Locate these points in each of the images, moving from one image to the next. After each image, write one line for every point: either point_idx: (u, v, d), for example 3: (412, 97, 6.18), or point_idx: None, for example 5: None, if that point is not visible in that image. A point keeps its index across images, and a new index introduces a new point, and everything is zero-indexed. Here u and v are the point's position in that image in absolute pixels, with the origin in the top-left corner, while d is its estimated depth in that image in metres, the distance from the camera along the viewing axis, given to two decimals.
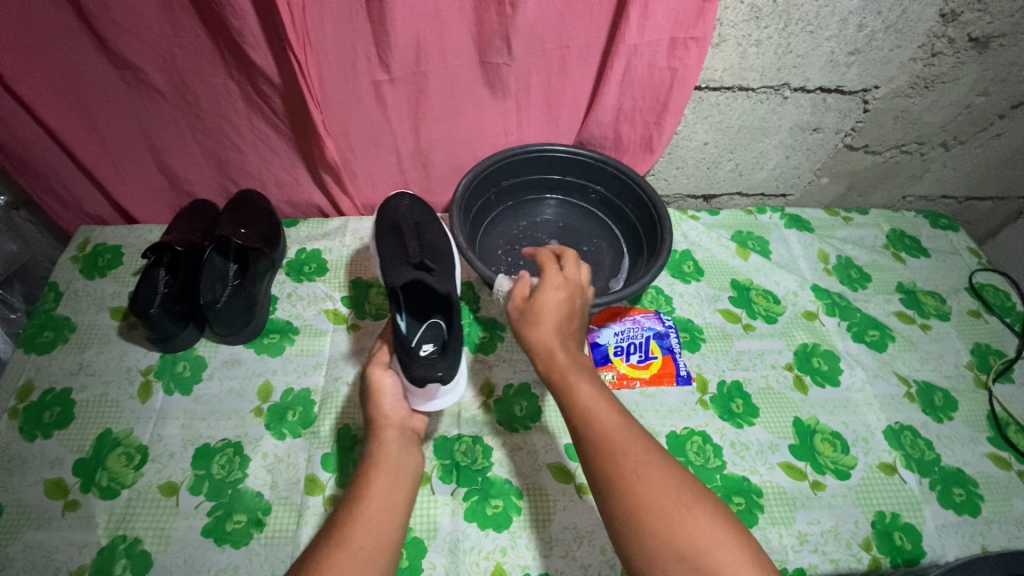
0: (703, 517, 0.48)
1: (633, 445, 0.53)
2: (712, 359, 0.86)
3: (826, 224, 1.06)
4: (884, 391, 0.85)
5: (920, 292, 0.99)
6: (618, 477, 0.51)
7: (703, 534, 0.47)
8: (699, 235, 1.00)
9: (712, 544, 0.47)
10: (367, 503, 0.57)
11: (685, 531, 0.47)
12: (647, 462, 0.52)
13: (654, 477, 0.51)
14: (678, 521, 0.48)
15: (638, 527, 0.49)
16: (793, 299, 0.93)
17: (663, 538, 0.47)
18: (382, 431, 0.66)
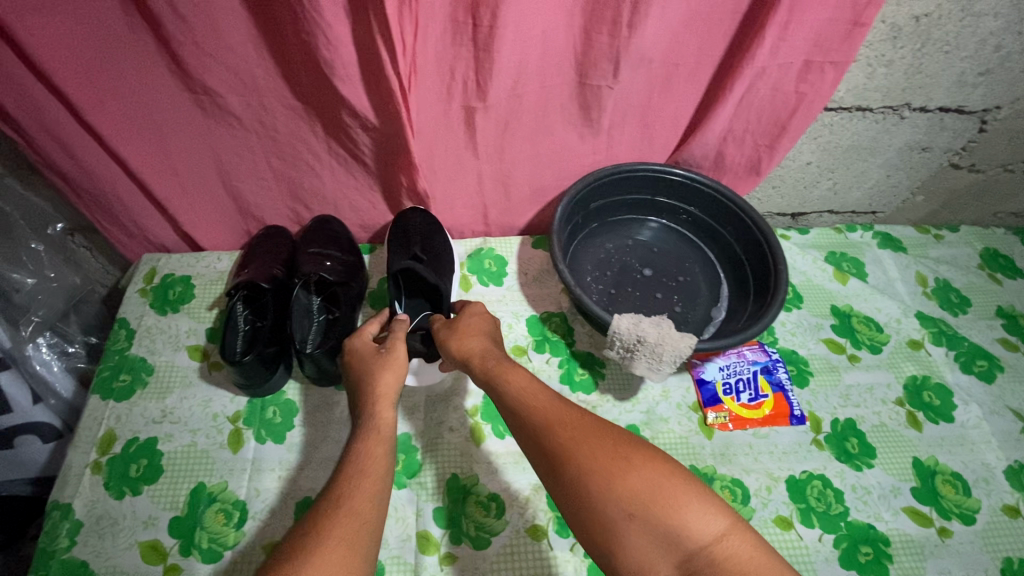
0: (647, 465, 0.50)
1: (569, 415, 0.55)
2: (822, 395, 0.82)
3: (917, 243, 1.02)
4: (999, 427, 0.82)
5: (1022, 316, 0.95)
6: (557, 445, 0.53)
7: (649, 479, 0.49)
8: (795, 257, 0.97)
9: (654, 487, 0.49)
10: (357, 472, 0.55)
11: (629, 485, 0.49)
12: (585, 426, 0.54)
13: (590, 439, 0.53)
14: (622, 476, 0.49)
15: (581, 488, 0.50)
16: (895, 327, 0.90)
17: (608, 493, 0.49)
18: (384, 396, 0.63)
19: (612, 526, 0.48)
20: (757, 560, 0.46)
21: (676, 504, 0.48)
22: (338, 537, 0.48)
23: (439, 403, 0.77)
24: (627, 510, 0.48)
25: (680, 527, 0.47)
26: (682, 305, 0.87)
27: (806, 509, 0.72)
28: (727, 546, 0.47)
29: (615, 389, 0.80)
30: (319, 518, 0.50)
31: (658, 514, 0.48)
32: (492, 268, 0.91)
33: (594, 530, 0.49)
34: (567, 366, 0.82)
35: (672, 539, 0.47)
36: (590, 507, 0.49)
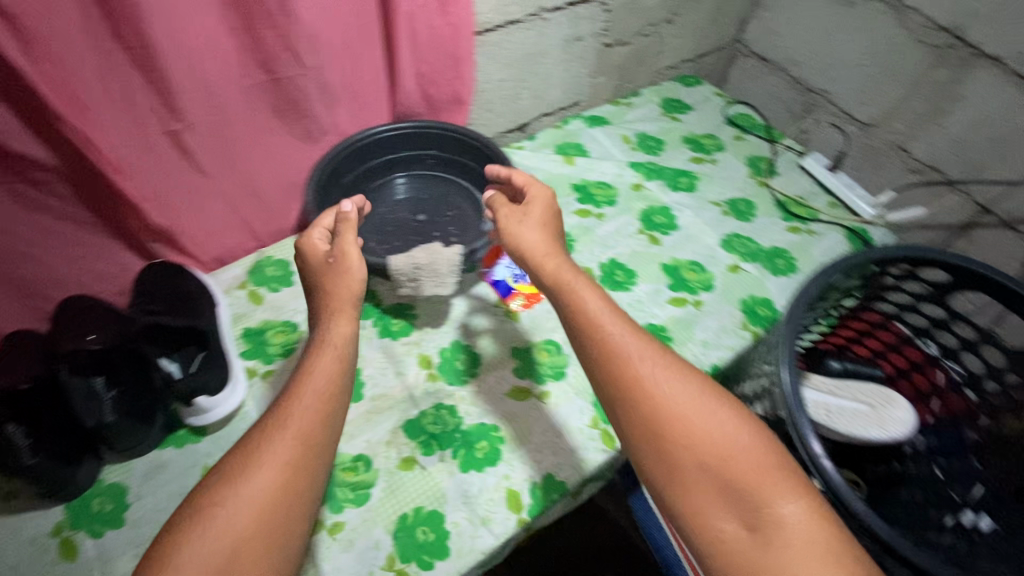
0: (719, 424, 0.56)
1: (671, 364, 0.60)
2: (587, 252, 1.01)
3: (616, 114, 1.27)
4: (708, 216, 1.07)
5: (699, 137, 1.24)
6: (642, 384, 0.58)
7: (726, 440, 0.55)
8: (532, 160, 1.13)
9: (731, 443, 0.55)
10: (302, 390, 0.59)
11: (710, 446, 0.54)
12: (673, 374, 0.59)
13: (674, 387, 0.58)
14: (687, 420, 0.56)
15: (653, 423, 0.56)
16: (620, 180, 1.12)
17: (683, 439, 0.55)
18: (341, 310, 0.65)
19: (679, 465, 0.54)
20: (812, 520, 0.51)
21: (752, 475, 0.53)
22: (281, 455, 0.54)
23: None
24: (701, 458, 0.54)
25: (754, 486, 0.52)
26: (457, 232, 0.98)
27: None
28: (789, 509, 0.51)
29: (428, 321, 0.89)
30: (260, 443, 0.55)
31: (726, 462, 0.54)
32: (278, 273, 0.92)
33: (661, 468, 0.55)
34: (380, 325, 0.88)
35: (734, 488, 0.53)
36: (648, 424, 0.57)
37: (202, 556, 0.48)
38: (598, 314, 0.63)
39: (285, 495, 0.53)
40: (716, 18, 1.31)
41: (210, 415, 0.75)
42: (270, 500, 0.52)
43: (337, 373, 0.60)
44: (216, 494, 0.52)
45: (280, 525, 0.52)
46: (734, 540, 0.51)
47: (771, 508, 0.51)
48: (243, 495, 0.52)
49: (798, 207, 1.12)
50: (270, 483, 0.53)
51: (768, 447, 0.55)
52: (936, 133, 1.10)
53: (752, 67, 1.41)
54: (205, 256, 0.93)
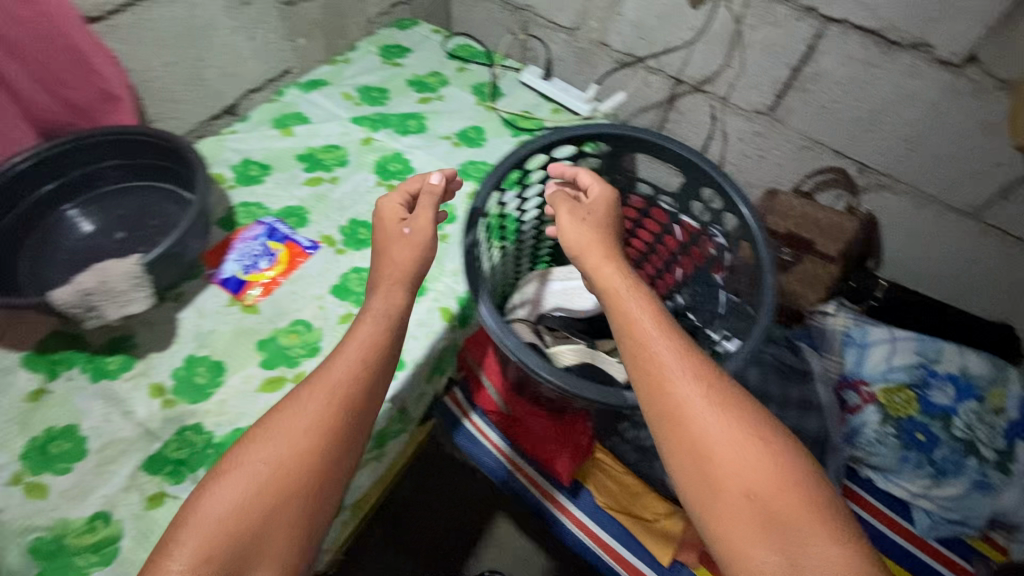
0: (770, 463, 0.51)
1: (704, 377, 0.57)
2: (325, 219, 0.97)
3: (334, 74, 1.22)
4: (439, 152, 1.09)
5: (423, 77, 1.24)
6: (683, 405, 0.55)
7: (767, 473, 0.51)
8: (246, 141, 1.06)
9: (772, 476, 0.51)
10: (340, 354, 0.62)
11: (745, 469, 0.51)
12: (713, 395, 0.56)
13: (719, 419, 0.54)
14: (729, 452, 0.52)
15: (688, 439, 0.54)
16: (346, 138, 1.09)
17: (724, 462, 0.52)
18: (381, 285, 0.70)
19: (718, 487, 0.52)
20: (847, 561, 0.46)
21: (790, 508, 0.49)
22: (306, 427, 0.56)
23: None
24: (745, 487, 0.50)
25: (793, 521, 0.48)
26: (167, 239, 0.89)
27: (354, 296, 0.88)
28: (818, 549, 0.47)
29: (153, 345, 0.81)
30: (303, 400, 0.58)
31: (765, 495, 0.50)
32: None
33: (697, 478, 0.53)
34: (94, 366, 0.78)
35: (772, 522, 0.49)
36: (681, 437, 0.54)
37: (213, 513, 0.51)
38: (621, 291, 0.66)
39: (311, 463, 0.54)
40: None
41: None
42: (297, 464, 0.54)
43: (371, 341, 0.63)
44: (295, 408, 0.57)
45: (305, 487, 0.53)
46: (767, 570, 0.47)
47: (811, 549, 0.47)
48: (262, 460, 0.54)
49: (525, 121, 1.18)
50: (291, 452, 0.54)
51: (815, 487, 0.51)
52: (618, 21, 1.20)
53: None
54: None
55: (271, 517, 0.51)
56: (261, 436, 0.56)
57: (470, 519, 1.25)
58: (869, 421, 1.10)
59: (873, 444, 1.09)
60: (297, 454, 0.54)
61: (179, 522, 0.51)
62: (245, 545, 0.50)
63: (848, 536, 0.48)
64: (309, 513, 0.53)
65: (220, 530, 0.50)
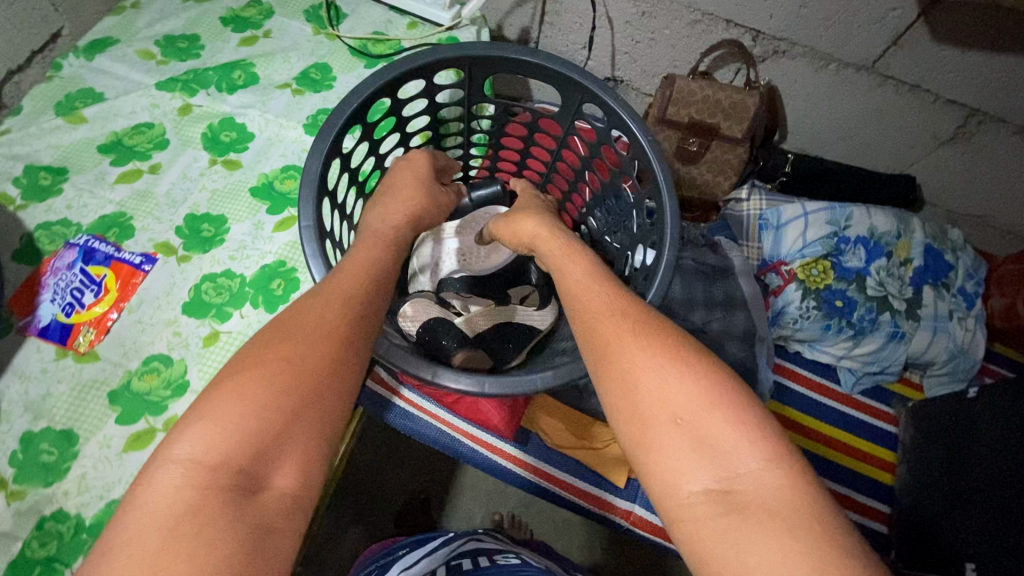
0: (697, 382, 0.43)
1: (634, 307, 0.50)
2: (155, 221, 0.80)
3: (122, 26, 0.94)
4: (279, 107, 0.90)
5: (239, 10, 0.99)
6: (613, 335, 0.48)
7: (697, 394, 0.42)
8: (23, 142, 0.82)
9: (703, 395, 0.42)
10: (348, 269, 0.51)
11: (674, 390, 0.43)
12: (641, 323, 0.48)
13: (646, 344, 0.46)
14: (658, 376, 0.44)
15: (615, 369, 0.46)
16: (158, 112, 0.88)
17: (652, 389, 0.43)
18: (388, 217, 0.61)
19: (644, 415, 0.43)
20: (787, 486, 0.38)
21: (719, 431, 0.41)
22: (334, 319, 0.45)
23: None
24: (676, 411, 0.42)
25: (724, 443, 0.40)
26: None
27: (213, 310, 0.74)
28: (751, 473, 0.39)
29: None
30: (316, 301, 0.47)
31: (696, 417, 0.41)
32: None
33: (625, 412, 0.44)
34: None
35: (706, 448, 0.40)
36: (607, 368, 0.46)
37: (208, 419, 0.38)
38: (561, 253, 0.59)
39: (340, 362, 0.43)
40: None
41: None
42: (324, 360, 0.42)
43: (370, 265, 0.52)
44: (314, 308, 0.46)
45: (337, 391, 0.42)
46: (700, 505, 0.38)
47: (741, 472, 0.39)
48: (273, 358, 0.41)
49: (378, 47, 0.99)
50: (313, 345, 0.43)
51: (753, 408, 0.42)
52: None
53: None
54: None
55: (298, 420, 0.40)
56: (274, 336, 0.44)
57: (433, 478, 1.21)
58: (792, 300, 1.11)
59: (798, 320, 1.11)
60: (317, 351, 0.42)
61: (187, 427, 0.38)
62: (265, 445, 0.38)
63: (785, 457, 0.40)
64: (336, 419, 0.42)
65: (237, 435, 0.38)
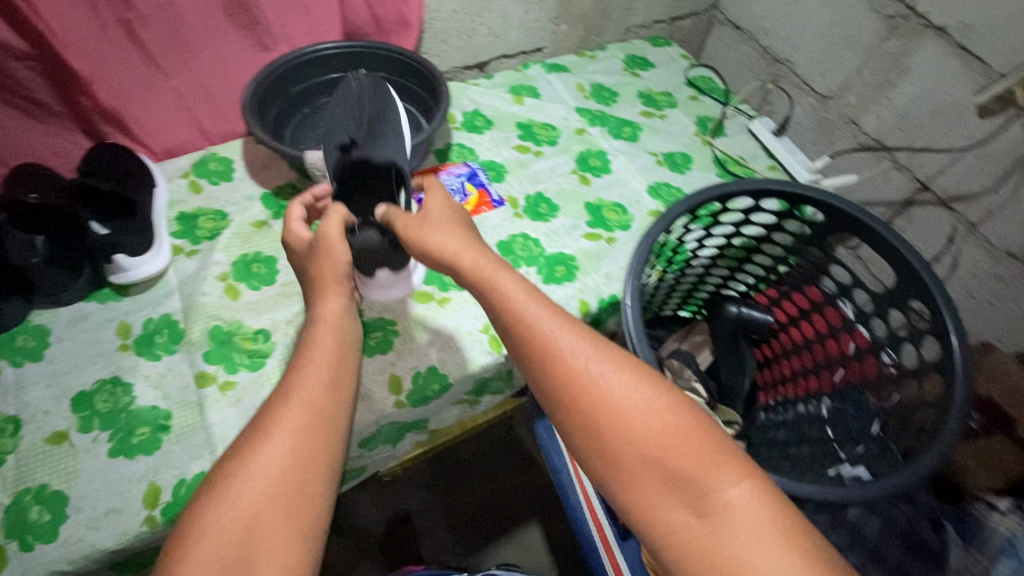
0: (659, 419, 0.53)
1: (586, 349, 0.57)
2: (517, 183, 1.05)
3: (578, 64, 1.29)
4: (642, 164, 1.10)
5: (655, 93, 1.26)
6: (583, 384, 0.55)
7: (661, 428, 0.52)
8: (482, 96, 1.18)
9: (674, 437, 0.52)
10: (307, 363, 0.61)
11: (634, 430, 0.52)
12: (603, 369, 0.56)
13: (614, 384, 0.55)
14: (628, 416, 0.53)
15: (590, 420, 0.54)
16: (565, 122, 1.15)
17: (620, 432, 0.52)
18: (325, 286, 0.66)
19: (622, 462, 0.52)
20: (754, 492, 0.49)
21: (686, 461, 0.51)
22: (288, 425, 0.56)
23: (190, 281, 0.85)
24: (641, 452, 0.52)
25: (695, 475, 0.50)
26: None
27: (513, 257, 0.95)
28: (727, 492, 0.49)
29: None
30: (280, 406, 0.57)
31: (663, 456, 0.51)
32: (219, 168, 0.98)
33: (601, 455, 0.53)
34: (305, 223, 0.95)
35: (678, 480, 0.50)
36: (581, 418, 0.54)
37: (221, 519, 0.50)
38: (492, 274, 0.62)
39: (304, 446, 0.55)
40: None
41: (129, 272, 0.81)
42: (289, 462, 0.54)
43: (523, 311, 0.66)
44: (290, 396, 0.58)
45: (298, 488, 0.53)
46: (682, 530, 0.50)
47: (715, 494, 0.49)
48: (248, 480, 0.52)
49: (736, 167, 1.15)
50: (278, 454, 0.54)
51: (704, 427, 0.54)
52: (882, 105, 1.10)
53: (727, 34, 1.44)
54: (154, 145, 0.99)
55: (273, 517, 0.51)
56: (251, 441, 0.55)
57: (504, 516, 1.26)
58: None
59: None
60: (293, 454, 0.54)
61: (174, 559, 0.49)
62: (240, 563, 0.49)
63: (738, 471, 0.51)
64: (306, 510, 0.53)
65: (225, 545, 0.49)
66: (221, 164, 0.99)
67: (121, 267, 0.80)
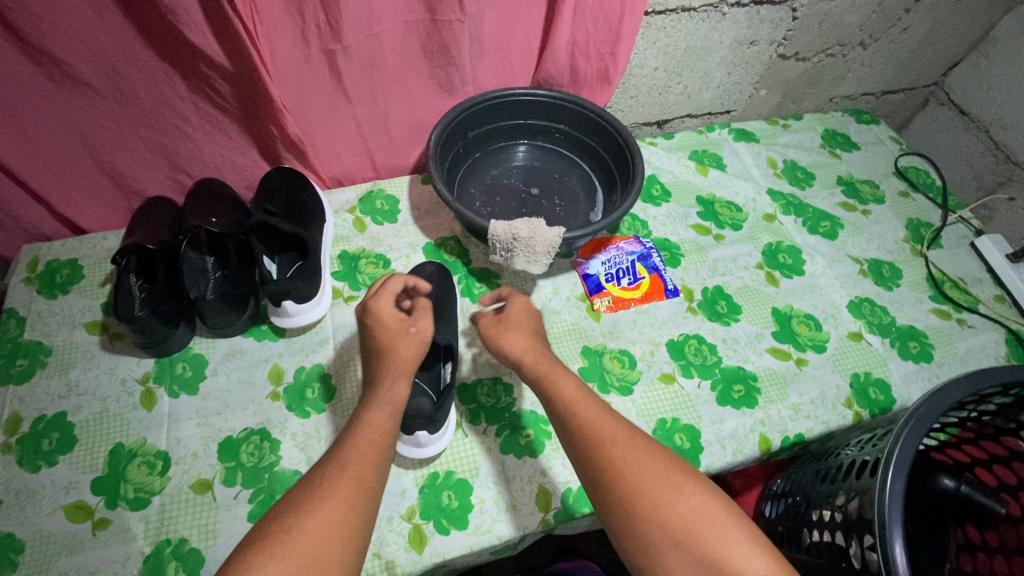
0: (686, 502, 0.54)
1: (622, 434, 0.59)
2: (693, 271, 0.93)
3: (768, 133, 1.14)
4: (841, 271, 0.95)
5: (857, 181, 1.09)
6: (622, 466, 0.56)
7: (694, 514, 0.53)
8: (660, 159, 1.06)
9: (701, 518, 0.53)
10: (367, 435, 0.58)
11: (665, 513, 0.53)
12: (639, 455, 0.57)
13: (646, 466, 0.56)
14: (662, 497, 0.54)
15: (627, 501, 0.54)
16: (752, 205, 1.02)
17: (651, 512, 0.53)
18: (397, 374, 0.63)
19: (652, 545, 0.52)
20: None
21: (712, 542, 0.52)
22: (337, 493, 0.53)
23: (347, 333, 0.81)
24: (671, 526, 0.52)
25: (722, 556, 0.51)
26: (563, 211, 0.96)
27: (685, 364, 0.83)
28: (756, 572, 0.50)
29: None
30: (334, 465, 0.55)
31: (694, 532, 0.52)
32: (384, 207, 0.94)
33: (634, 534, 0.53)
34: (464, 284, 0.88)
35: (708, 560, 0.51)
36: (620, 501, 0.55)
37: None
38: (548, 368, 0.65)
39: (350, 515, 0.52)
40: (920, 53, 1.13)
41: (292, 319, 0.78)
42: (333, 531, 0.51)
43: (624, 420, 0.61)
44: (346, 465, 0.55)
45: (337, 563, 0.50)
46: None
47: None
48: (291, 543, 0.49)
49: (953, 290, 0.96)
50: (325, 521, 0.51)
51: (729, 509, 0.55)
52: None
53: (946, 118, 1.23)
54: (323, 171, 0.96)
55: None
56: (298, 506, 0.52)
57: None
58: None
59: None
60: (333, 523, 0.51)
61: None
62: None
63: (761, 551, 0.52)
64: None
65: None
66: (388, 204, 0.95)
67: (285, 312, 0.77)
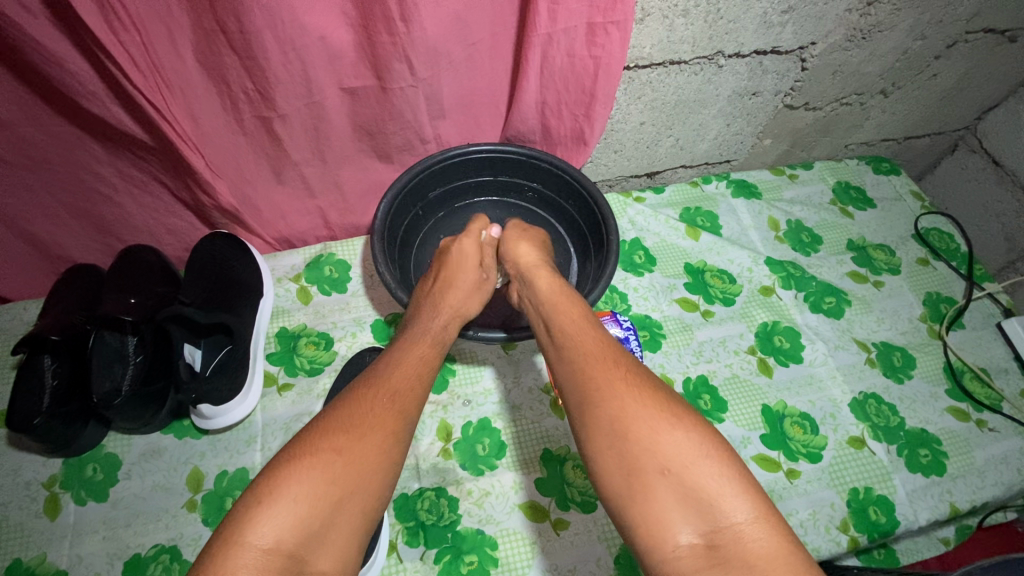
0: (680, 434, 0.48)
1: (618, 360, 0.54)
2: (675, 355, 0.83)
3: (773, 186, 1.02)
4: (845, 360, 0.84)
5: (870, 246, 0.97)
6: (607, 382, 0.52)
7: (688, 448, 0.47)
8: (647, 219, 0.95)
9: (688, 451, 0.47)
10: (403, 364, 0.58)
11: (658, 442, 0.48)
12: (638, 380, 0.52)
13: (638, 392, 0.51)
14: (651, 425, 0.49)
15: (619, 422, 0.49)
16: (747, 276, 0.91)
17: (644, 438, 0.48)
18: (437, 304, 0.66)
19: (636, 467, 0.48)
20: (771, 523, 0.44)
21: (694, 473, 0.46)
22: (375, 421, 0.51)
23: (277, 430, 0.73)
24: (665, 462, 0.47)
25: (709, 493, 0.45)
26: None
27: None
28: (739, 519, 0.44)
29: (466, 385, 0.79)
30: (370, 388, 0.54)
31: (685, 471, 0.46)
32: (334, 275, 0.85)
33: (620, 466, 0.48)
34: None
35: (700, 502, 0.45)
36: (612, 424, 0.50)
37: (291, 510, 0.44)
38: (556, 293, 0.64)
39: (387, 448, 0.50)
40: (951, 98, 1.00)
41: (212, 421, 0.70)
42: (371, 459, 0.49)
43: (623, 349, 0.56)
44: (393, 392, 0.54)
45: (369, 494, 0.48)
46: (688, 558, 0.44)
47: (728, 519, 0.44)
48: (323, 465, 0.47)
49: (974, 383, 0.85)
50: (361, 448, 0.49)
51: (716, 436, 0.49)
52: None
53: (976, 167, 1.09)
54: (268, 233, 0.87)
55: (342, 518, 0.46)
56: (334, 422, 0.50)
57: None
58: None
59: None
60: (362, 443, 0.49)
61: (211, 549, 0.42)
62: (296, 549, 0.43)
63: (750, 493, 0.46)
64: (372, 499, 0.48)
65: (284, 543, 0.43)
66: (337, 272, 0.86)
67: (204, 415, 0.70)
